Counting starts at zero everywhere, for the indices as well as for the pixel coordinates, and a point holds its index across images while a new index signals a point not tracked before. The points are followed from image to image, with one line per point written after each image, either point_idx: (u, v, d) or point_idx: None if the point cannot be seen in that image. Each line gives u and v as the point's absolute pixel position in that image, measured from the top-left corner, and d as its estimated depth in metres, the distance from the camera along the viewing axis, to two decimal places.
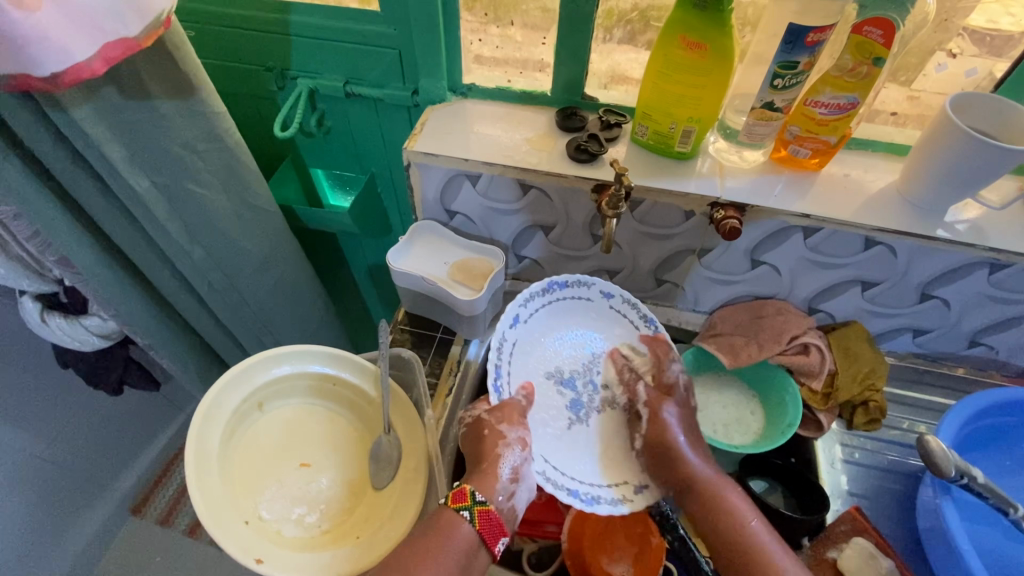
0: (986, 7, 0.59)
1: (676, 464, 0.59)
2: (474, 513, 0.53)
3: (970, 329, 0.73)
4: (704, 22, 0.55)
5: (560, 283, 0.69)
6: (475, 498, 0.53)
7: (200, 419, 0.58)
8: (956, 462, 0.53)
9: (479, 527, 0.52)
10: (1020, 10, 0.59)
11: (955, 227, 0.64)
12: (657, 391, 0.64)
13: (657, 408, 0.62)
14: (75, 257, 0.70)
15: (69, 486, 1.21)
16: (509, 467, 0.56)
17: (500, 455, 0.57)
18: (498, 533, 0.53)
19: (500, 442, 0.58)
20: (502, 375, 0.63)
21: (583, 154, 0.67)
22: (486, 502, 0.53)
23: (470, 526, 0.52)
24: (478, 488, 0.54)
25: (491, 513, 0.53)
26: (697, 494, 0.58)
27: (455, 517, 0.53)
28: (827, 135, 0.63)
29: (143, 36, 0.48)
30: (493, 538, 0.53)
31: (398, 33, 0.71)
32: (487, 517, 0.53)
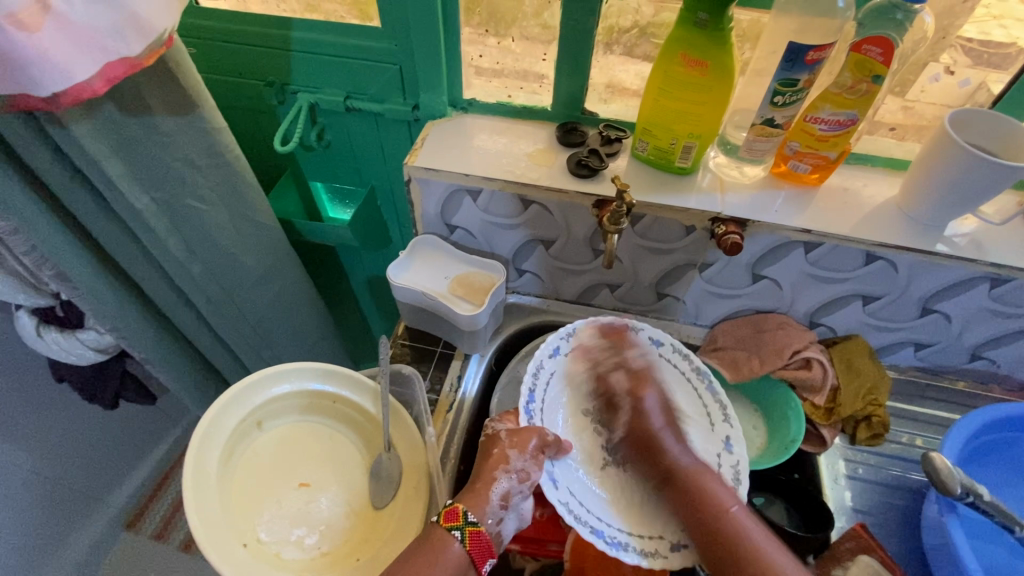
0: (980, 23, 0.60)
1: (655, 450, 0.64)
2: (464, 534, 0.51)
3: (972, 343, 0.73)
4: (704, 40, 0.55)
5: (608, 322, 0.70)
6: (467, 518, 0.51)
7: (199, 440, 0.57)
8: (961, 480, 0.53)
9: (468, 547, 0.50)
10: (1012, 24, 0.60)
11: (955, 242, 0.64)
12: (631, 381, 0.69)
13: (637, 396, 0.67)
14: (73, 273, 0.70)
15: (62, 501, 1.19)
16: (500, 493, 0.54)
17: (495, 478, 0.54)
18: (486, 555, 0.51)
19: (501, 466, 0.55)
20: (535, 400, 0.64)
21: (584, 169, 0.67)
22: (478, 524, 0.52)
23: (460, 547, 0.50)
24: (471, 508, 0.52)
25: (482, 536, 0.51)
26: (677, 483, 0.61)
27: (445, 536, 0.51)
28: (827, 151, 0.63)
29: (145, 54, 0.48)
30: (482, 560, 0.51)
31: (399, 48, 0.71)
32: (478, 539, 0.51)
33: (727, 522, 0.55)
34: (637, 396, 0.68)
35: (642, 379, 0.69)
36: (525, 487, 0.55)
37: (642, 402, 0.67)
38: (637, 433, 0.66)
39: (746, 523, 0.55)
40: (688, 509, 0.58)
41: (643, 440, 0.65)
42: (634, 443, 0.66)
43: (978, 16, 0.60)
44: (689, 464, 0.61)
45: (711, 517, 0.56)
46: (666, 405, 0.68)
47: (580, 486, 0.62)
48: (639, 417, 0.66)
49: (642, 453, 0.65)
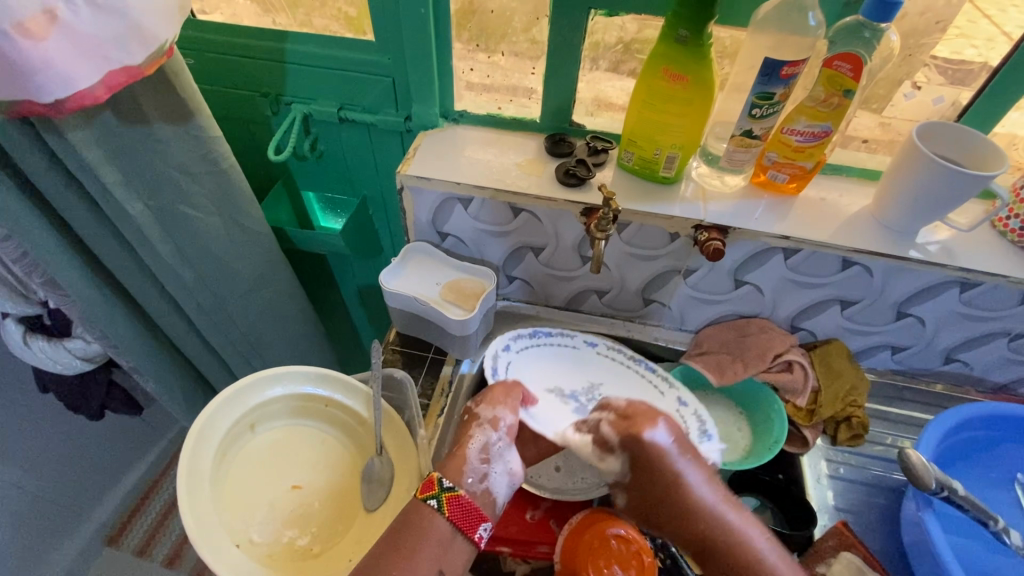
0: (951, 42, 0.63)
1: (673, 500, 0.54)
2: (441, 500, 0.53)
3: (946, 346, 0.76)
4: (685, 55, 0.58)
5: (545, 331, 0.77)
6: (442, 485, 0.53)
7: (193, 441, 0.57)
8: (936, 475, 0.55)
9: (449, 513, 0.52)
10: (983, 42, 0.63)
11: (927, 248, 0.67)
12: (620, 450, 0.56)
13: (643, 447, 0.54)
14: (64, 279, 0.70)
15: (43, 515, 1.16)
16: (477, 448, 0.57)
17: (470, 438, 0.57)
18: (473, 520, 0.53)
19: (475, 426, 0.58)
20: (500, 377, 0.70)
21: (572, 178, 0.69)
22: (455, 489, 0.53)
23: (441, 516, 0.52)
24: (445, 474, 0.54)
25: (462, 499, 0.53)
26: (697, 527, 0.53)
27: (424, 508, 0.53)
28: (803, 161, 0.66)
29: (147, 63, 0.50)
30: (471, 525, 0.53)
31: (393, 62, 0.74)
32: (458, 503, 0.53)
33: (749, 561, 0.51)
34: (637, 457, 0.55)
35: (634, 419, 0.56)
36: (502, 433, 0.58)
37: (634, 460, 0.56)
38: (644, 492, 0.56)
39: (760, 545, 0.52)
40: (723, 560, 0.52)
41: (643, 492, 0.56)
42: (650, 504, 0.56)
43: (950, 35, 0.63)
44: (704, 500, 0.53)
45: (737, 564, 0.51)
46: (637, 452, 0.55)
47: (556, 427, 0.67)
48: (659, 476, 0.54)
49: (658, 505, 0.55)
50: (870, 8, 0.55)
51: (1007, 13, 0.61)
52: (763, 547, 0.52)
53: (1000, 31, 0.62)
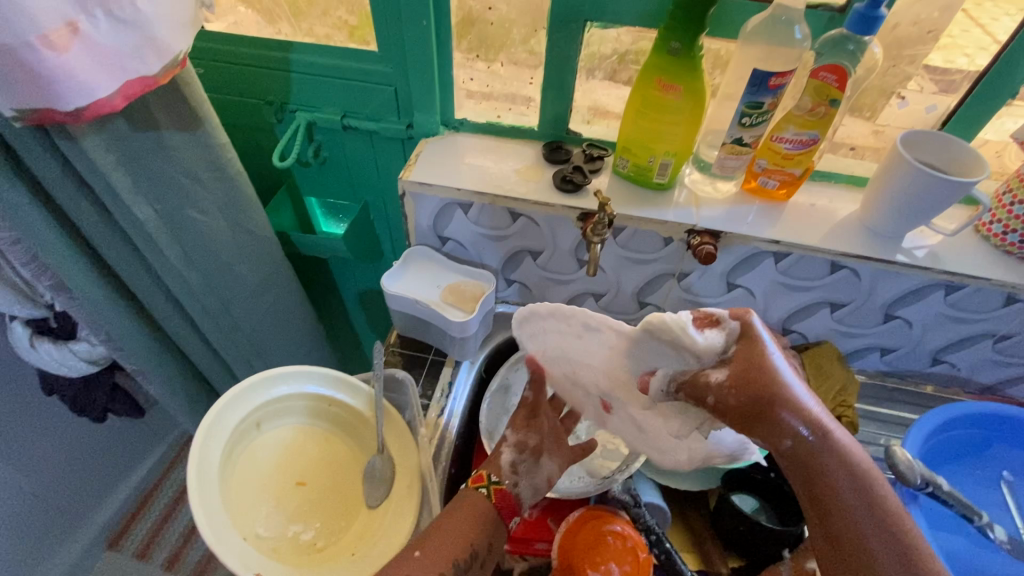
0: (944, 50, 0.66)
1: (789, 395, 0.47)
2: (490, 490, 0.57)
3: (933, 347, 0.78)
4: (677, 66, 0.61)
5: None
6: (491, 479, 0.57)
7: (203, 436, 0.58)
8: (921, 471, 0.57)
9: (496, 503, 0.56)
10: (974, 51, 0.65)
11: (914, 252, 0.69)
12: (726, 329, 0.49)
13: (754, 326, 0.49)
14: (73, 282, 0.72)
15: (44, 518, 1.17)
16: (506, 462, 0.59)
17: (499, 451, 0.61)
18: (511, 513, 0.57)
19: (501, 444, 0.61)
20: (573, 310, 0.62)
21: (569, 184, 0.71)
22: (501, 483, 0.57)
23: (489, 503, 0.56)
24: (492, 470, 0.58)
25: (505, 491, 0.57)
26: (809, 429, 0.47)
27: (473, 494, 0.56)
28: (792, 168, 0.68)
29: (161, 74, 0.52)
30: (510, 514, 0.56)
31: (395, 71, 0.76)
32: (502, 494, 0.57)
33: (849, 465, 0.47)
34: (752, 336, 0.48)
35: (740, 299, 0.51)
36: (525, 455, 0.60)
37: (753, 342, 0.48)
38: (756, 382, 0.48)
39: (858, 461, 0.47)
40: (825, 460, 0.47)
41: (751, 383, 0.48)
42: (755, 398, 0.48)
43: (942, 44, 0.65)
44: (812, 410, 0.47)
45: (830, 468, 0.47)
46: (748, 339, 0.49)
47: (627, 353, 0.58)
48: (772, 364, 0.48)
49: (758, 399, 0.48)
50: (853, 22, 0.57)
51: (1000, 21, 0.63)
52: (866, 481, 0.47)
53: (994, 39, 0.64)
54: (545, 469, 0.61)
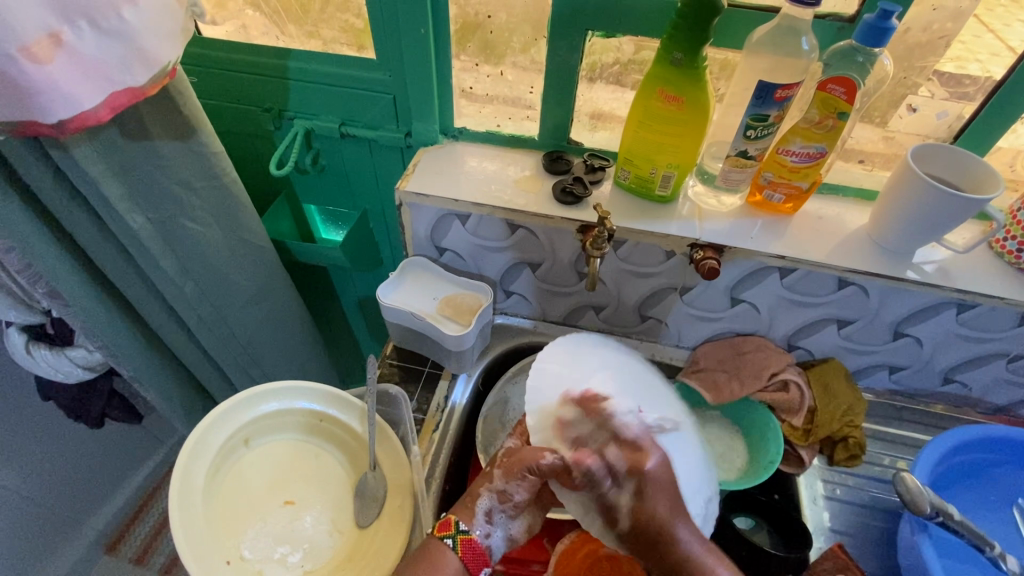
0: (952, 59, 0.64)
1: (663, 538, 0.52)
2: (456, 542, 0.53)
3: (944, 366, 0.75)
4: (680, 77, 0.59)
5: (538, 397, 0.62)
6: (458, 528, 0.54)
7: (187, 456, 0.58)
8: (932, 500, 0.55)
9: (462, 555, 0.53)
10: (985, 58, 0.63)
11: (923, 268, 0.67)
12: (630, 452, 0.55)
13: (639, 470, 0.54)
14: (66, 290, 0.71)
15: (42, 523, 1.17)
16: (482, 513, 0.55)
17: (478, 493, 0.55)
18: (480, 563, 0.54)
19: (485, 483, 0.56)
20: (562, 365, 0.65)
21: (569, 196, 0.69)
22: (469, 532, 0.54)
23: (455, 557, 0.53)
24: (461, 517, 0.55)
25: (474, 543, 0.53)
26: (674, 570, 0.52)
27: (440, 547, 0.53)
28: (799, 181, 0.66)
29: (149, 85, 0.51)
30: (477, 567, 0.53)
31: (393, 79, 0.75)
32: (471, 546, 0.53)
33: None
34: (645, 484, 0.53)
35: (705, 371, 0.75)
36: (507, 506, 0.55)
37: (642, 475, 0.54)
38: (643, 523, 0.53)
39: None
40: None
41: (644, 521, 0.53)
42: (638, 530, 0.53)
43: (952, 54, 0.63)
44: (683, 550, 0.52)
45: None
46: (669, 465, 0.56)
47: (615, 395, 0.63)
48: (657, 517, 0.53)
49: (646, 539, 0.53)
50: (862, 34, 0.55)
51: (1012, 27, 0.61)
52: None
53: (1006, 46, 0.62)
54: (518, 522, 0.56)
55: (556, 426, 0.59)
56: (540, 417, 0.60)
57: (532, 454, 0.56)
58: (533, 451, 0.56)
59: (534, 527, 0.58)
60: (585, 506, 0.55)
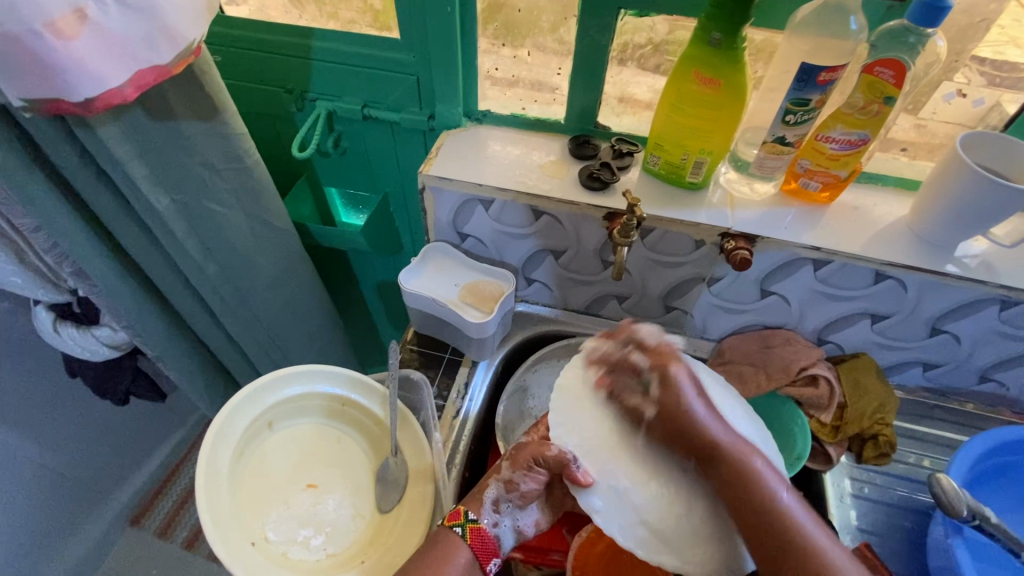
0: (994, 45, 0.60)
1: (682, 430, 0.53)
2: (466, 530, 0.54)
3: (982, 365, 0.73)
4: (718, 58, 0.56)
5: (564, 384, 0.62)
6: (468, 516, 0.54)
7: (211, 438, 0.58)
8: (968, 502, 0.54)
9: (472, 543, 0.53)
10: None
11: (964, 262, 0.64)
12: (654, 355, 0.56)
13: (668, 370, 0.55)
14: (92, 270, 0.72)
15: (71, 495, 1.20)
16: (489, 502, 0.56)
17: (486, 484, 0.57)
18: (489, 553, 0.54)
19: (493, 474, 0.57)
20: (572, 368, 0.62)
21: (596, 181, 0.68)
22: (478, 520, 0.54)
23: (464, 545, 0.53)
24: (471, 507, 0.55)
25: (483, 532, 0.54)
26: (715, 459, 0.51)
27: (449, 535, 0.54)
28: (837, 169, 0.63)
29: (174, 63, 0.50)
30: (486, 557, 0.53)
31: (417, 60, 0.73)
32: (479, 534, 0.54)
33: (753, 480, 0.50)
34: (669, 379, 0.54)
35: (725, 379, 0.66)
36: (514, 496, 0.56)
37: (667, 372, 0.55)
38: (675, 423, 0.53)
39: (782, 492, 0.49)
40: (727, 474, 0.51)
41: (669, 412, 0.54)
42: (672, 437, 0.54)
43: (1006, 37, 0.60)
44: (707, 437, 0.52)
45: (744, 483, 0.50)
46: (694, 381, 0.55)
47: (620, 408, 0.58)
48: (688, 424, 0.53)
49: (675, 435, 0.54)
50: (915, 13, 0.52)
51: None
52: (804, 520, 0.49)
53: None
54: (527, 515, 0.58)
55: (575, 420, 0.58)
56: (559, 411, 0.59)
57: (537, 445, 0.57)
58: (539, 443, 0.57)
59: (542, 524, 0.59)
60: (606, 502, 0.53)
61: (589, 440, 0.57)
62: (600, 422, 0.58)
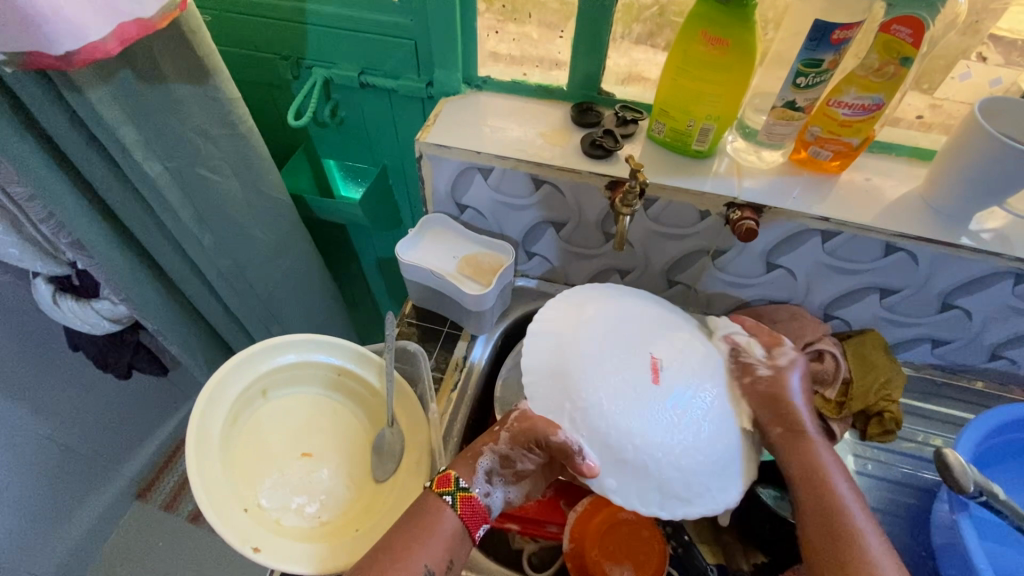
0: (1016, 15, 0.58)
1: (791, 416, 0.57)
2: (456, 498, 0.53)
3: (992, 342, 0.71)
4: (726, 16, 0.54)
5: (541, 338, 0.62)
6: (458, 485, 0.54)
7: (204, 405, 0.57)
8: (975, 478, 0.52)
9: (461, 512, 0.53)
10: None
11: (980, 235, 0.62)
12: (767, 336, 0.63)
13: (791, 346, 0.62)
14: (88, 240, 0.71)
15: (78, 468, 1.22)
16: (483, 471, 0.56)
17: (481, 452, 0.56)
18: (480, 522, 0.54)
19: (488, 444, 0.57)
20: (546, 340, 0.61)
21: (598, 150, 0.66)
22: (469, 490, 0.54)
23: (453, 513, 0.53)
24: (462, 474, 0.55)
25: (474, 501, 0.54)
26: (799, 445, 0.57)
27: (438, 503, 0.53)
28: (849, 137, 0.61)
29: (159, 17, 0.49)
30: (475, 525, 0.54)
31: (415, 24, 0.71)
32: (470, 504, 0.54)
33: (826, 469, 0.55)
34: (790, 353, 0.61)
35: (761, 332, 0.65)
36: (507, 471, 0.56)
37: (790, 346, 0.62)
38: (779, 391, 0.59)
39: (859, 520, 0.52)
40: (805, 455, 0.56)
41: (763, 392, 0.59)
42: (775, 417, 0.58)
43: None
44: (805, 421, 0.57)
45: (811, 463, 0.56)
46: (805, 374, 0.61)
47: (610, 376, 0.56)
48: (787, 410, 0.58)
49: (769, 408, 0.58)
50: None
51: None
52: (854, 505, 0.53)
53: None
54: (518, 488, 0.58)
55: (562, 396, 0.57)
56: (547, 389, 0.58)
57: (544, 424, 0.55)
58: (546, 424, 0.55)
59: (532, 495, 0.59)
60: (619, 479, 0.54)
61: (581, 417, 0.55)
62: (601, 392, 0.56)
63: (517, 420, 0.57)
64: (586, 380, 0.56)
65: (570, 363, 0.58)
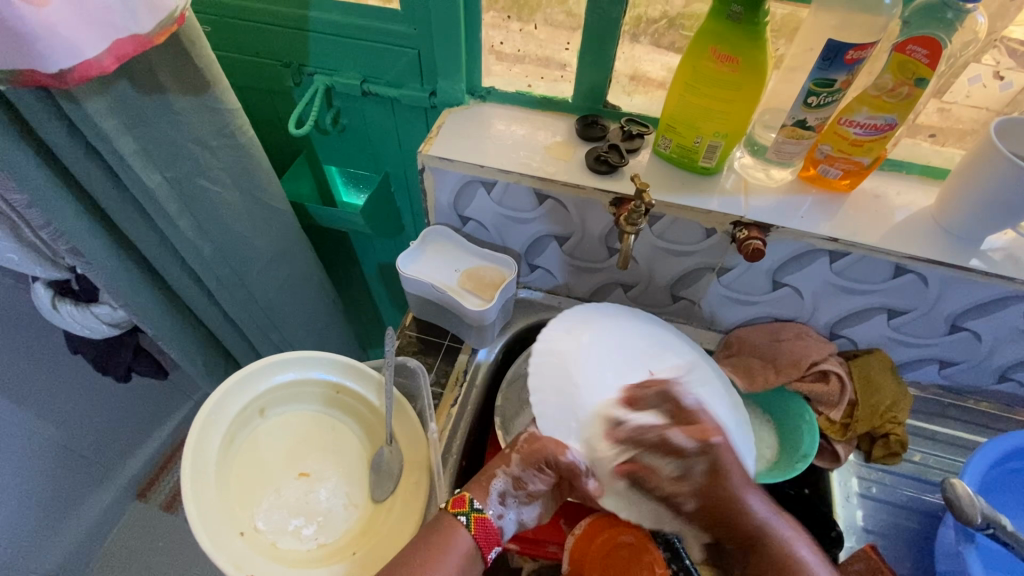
0: None
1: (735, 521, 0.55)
2: (470, 519, 0.53)
3: (1001, 364, 0.70)
4: (738, 34, 0.52)
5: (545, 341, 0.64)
6: (473, 505, 0.54)
7: (200, 426, 0.57)
8: (984, 511, 0.52)
9: (474, 532, 0.53)
10: None
11: (991, 257, 0.61)
12: (697, 433, 0.55)
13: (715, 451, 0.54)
14: (86, 249, 0.70)
15: (78, 469, 1.22)
16: (496, 493, 0.56)
17: (494, 474, 0.56)
18: (492, 541, 0.54)
19: (501, 466, 0.57)
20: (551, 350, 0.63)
21: (603, 165, 0.64)
22: (483, 510, 0.54)
23: (467, 533, 0.53)
24: (476, 495, 0.55)
25: (487, 521, 0.54)
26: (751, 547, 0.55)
27: (453, 524, 0.53)
28: (860, 156, 0.60)
29: (155, 32, 0.48)
30: (488, 546, 0.54)
31: (418, 33, 0.69)
32: (484, 525, 0.54)
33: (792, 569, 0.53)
34: (716, 466, 0.54)
35: (700, 423, 0.56)
36: (521, 493, 0.56)
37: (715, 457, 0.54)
38: (713, 505, 0.55)
39: None
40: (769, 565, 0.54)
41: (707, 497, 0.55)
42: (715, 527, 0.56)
43: None
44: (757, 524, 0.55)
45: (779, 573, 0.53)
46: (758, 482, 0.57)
47: (598, 382, 0.61)
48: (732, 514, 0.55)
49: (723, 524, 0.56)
50: None
51: None
52: (809, 559, 0.54)
53: None
54: (530, 509, 0.58)
55: (557, 399, 0.60)
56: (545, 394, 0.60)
57: (555, 445, 0.56)
58: (555, 444, 0.56)
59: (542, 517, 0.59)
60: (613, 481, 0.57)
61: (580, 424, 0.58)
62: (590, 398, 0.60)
63: (528, 446, 0.57)
64: (579, 385, 0.60)
65: (572, 372, 0.61)
